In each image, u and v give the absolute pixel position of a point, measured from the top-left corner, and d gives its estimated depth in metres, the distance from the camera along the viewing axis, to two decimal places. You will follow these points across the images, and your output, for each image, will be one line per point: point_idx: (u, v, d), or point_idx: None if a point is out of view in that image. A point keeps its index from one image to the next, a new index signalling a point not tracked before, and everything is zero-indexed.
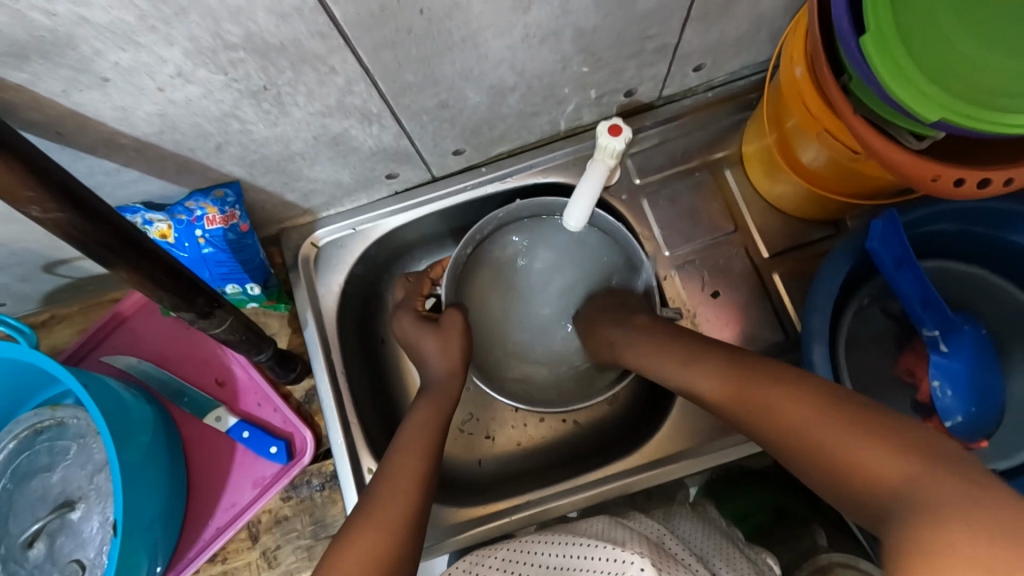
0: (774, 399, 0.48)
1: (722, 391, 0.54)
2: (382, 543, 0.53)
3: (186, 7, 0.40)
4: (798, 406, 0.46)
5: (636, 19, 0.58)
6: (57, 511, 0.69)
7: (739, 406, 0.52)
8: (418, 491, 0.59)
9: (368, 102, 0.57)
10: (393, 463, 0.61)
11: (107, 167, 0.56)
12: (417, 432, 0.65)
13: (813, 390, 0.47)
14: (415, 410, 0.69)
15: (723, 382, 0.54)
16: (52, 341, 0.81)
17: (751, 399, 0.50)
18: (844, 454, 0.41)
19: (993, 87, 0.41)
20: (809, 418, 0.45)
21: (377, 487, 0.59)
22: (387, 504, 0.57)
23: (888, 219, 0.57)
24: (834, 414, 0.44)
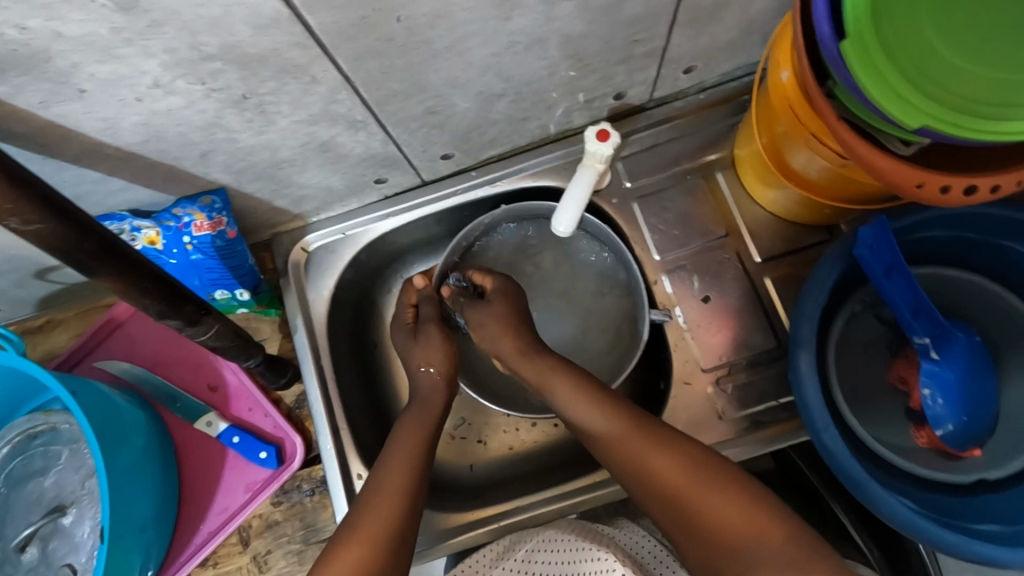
0: (659, 461, 0.57)
1: (614, 442, 0.61)
2: (363, 559, 0.54)
3: (161, 20, 0.40)
4: (680, 471, 0.56)
5: (622, 24, 0.58)
6: (50, 515, 0.69)
7: (631, 460, 0.59)
8: (402, 503, 0.59)
9: (352, 110, 0.57)
10: (380, 474, 0.62)
11: (93, 176, 0.56)
12: (405, 442, 0.66)
13: (689, 455, 0.57)
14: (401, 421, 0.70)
15: (619, 432, 0.61)
16: (46, 346, 0.81)
17: (642, 457, 0.58)
18: (725, 525, 0.51)
19: (977, 93, 0.40)
20: (687, 483, 0.55)
21: (362, 500, 0.60)
22: (372, 516, 0.58)
23: (878, 226, 0.56)
24: (706, 479, 0.54)
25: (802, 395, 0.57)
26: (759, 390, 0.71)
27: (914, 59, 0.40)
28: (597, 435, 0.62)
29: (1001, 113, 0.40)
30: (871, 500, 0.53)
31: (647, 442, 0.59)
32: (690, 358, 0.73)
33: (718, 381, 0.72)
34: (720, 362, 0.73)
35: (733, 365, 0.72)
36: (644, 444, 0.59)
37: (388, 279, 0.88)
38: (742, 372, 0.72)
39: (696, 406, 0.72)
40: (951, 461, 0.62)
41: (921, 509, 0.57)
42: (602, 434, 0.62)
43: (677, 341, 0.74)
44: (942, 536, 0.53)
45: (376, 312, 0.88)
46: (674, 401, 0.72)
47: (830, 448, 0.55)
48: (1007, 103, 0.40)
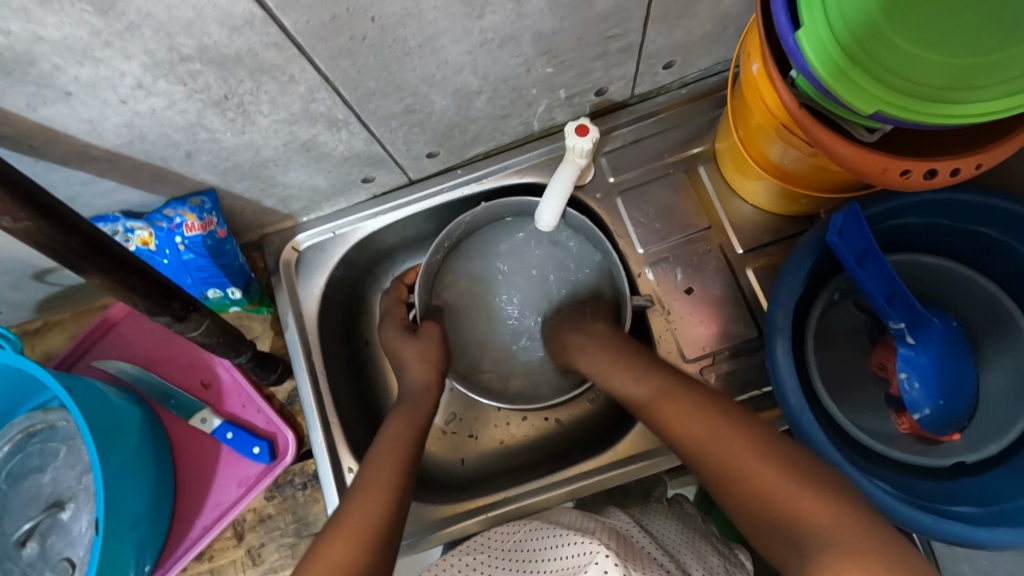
0: (715, 435, 0.53)
1: (670, 418, 0.57)
2: (350, 552, 0.54)
3: (137, 22, 0.42)
4: (741, 445, 0.51)
5: (595, 20, 0.59)
6: (48, 510, 0.71)
7: (684, 434, 0.55)
8: (388, 500, 0.60)
9: (333, 109, 0.59)
10: (365, 474, 0.63)
11: (83, 178, 0.58)
12: (393, 443, 0.67)
13: (756, 434, 0.52)
14: (390, 420, 0.71)
15: (675, 406, 0.57)
16: (45, 347, 0.83)
17: (699, 430, 0.54)
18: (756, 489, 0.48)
19: (935, 74, 0.41)
20: (749, 460, 0.50)
21: (348, 499, 0.60)
22: (358, 514, 0.58)
23: (850, 213, 0.57)
24: (770, 458, 0.49)
25: (778, 381, 0.58)
26: (743, 380, 0.72)
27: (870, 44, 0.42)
28: (647, 408, 0.61)
29: (957, 97, 0.41)
30: (850, 485, 0.54)
31: (706, 417, 0.55)
32: (674, 349, 0.74)
33: (701, 371, 0.73)
34: (704, 353, 0.73)
35: (717, 355, 0.73)
36: (701, 419, 0.55)
37: (378, 277, 0.89)
38: (725, 362, 0.73)
39: None
40: (931, 447, 0.62)
41: (898, 492, 0.57)
42: (660, 407, 0.59)
43: (661, 332, 0.75)
44: (919, 517, 0.53)
45: (367, 309, 0.90)
46: None
47: (805, 432, 0.55)
48: (967, 87, 0.41)
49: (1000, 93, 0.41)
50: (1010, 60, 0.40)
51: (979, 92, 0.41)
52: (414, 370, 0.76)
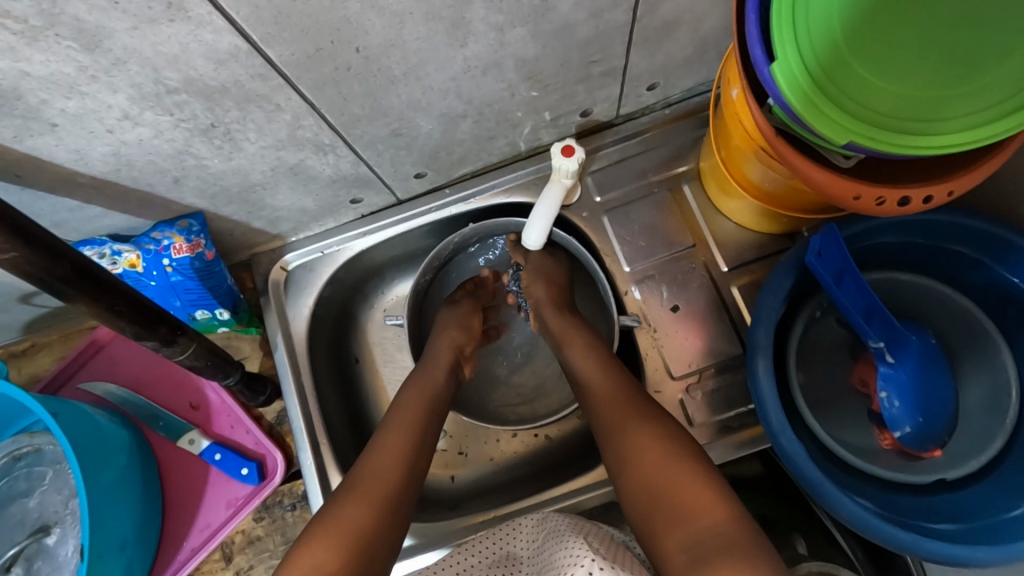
0: (656, 458, 0.56)
1: (619, 432, 0.60)
2: (328, 560, 0.51)
3: (123, 58, 0.42)
4: (676, 470, 0.54)
5: (577, 45, 0.60)
6: (33, 536, 0.71)
7: (626, 449, 0.58)
8: (372, 507, 0.56)
9: (319, 134, 0.59)
10: (354, 479, 0.59)
11: (70, 205, 0.58)
12: (388, 446, 0.62)
13: (688, 460, 0.55)
14: (388, 424, 0.65)
15: (626, 420, 0.60)
16: (32, 369, 0.83)
17: (643, 450, 0.57)
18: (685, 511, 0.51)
19: (900, 110, 0.43)
20: (680, 481, 0.53)
21: (332, 501, 0.57)
22: (338, 522, 0.54)
23: (828, 235, 0.58)
24: (698, 483, 0.53)
25: (761, 399, 0.59)
26: (728, 396, 0.73)
27: (841, 81, 0.43)
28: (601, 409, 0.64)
29: (922, 129, 0.43)
30: (832, 503, 0.55)
31: (658, 437, 0.58)
32: (661, 366, 0.75)
33: (688, 389, 0.74)
34: (690, 370, 0.74)
35: (703, 372, 0.74)
36: (647, 436, 0.58)
37: (368, 295, 0.90)
38: (711, 380, 0.74)
39: None
40: (913, 462, 0.63)
41: (878, 510, 0.58)
42: (612, 418, 0.62)
43: (648, 349, 0.76)
44: (899, 535, 0.54)
45: (356, 327, 0.90)
46: None
47: (787, 452, 0.56)
48: (932, 121, 0.43)
49: (961, 127, 0.42)
50: (966, 96, 0.42)
51: (947, 124, 0.43)
52: None
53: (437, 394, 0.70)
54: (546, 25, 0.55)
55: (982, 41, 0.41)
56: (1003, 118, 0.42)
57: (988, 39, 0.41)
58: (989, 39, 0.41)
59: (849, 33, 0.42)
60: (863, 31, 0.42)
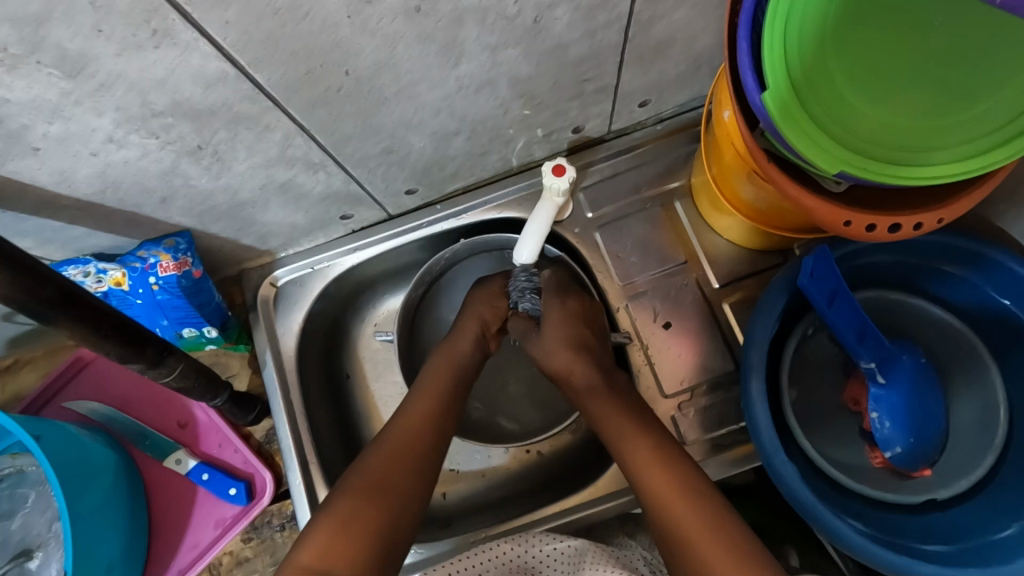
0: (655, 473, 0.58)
1: (621, 442, 0.62)
2: (366, 508, 0.54)
3: (108, 82, 0.41)
4: (672, 489, 0.56)
5: (569, 65, 0.60)
6: (15, 559, 0.69)
7: (628, 459, 0.60)
8: (404, 464, 0.58)
9: (309, 153, 0.59)
10: (387, 433, 0.61)
11: (54, 225, 0.57)
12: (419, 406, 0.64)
13: (687, 477, 0.57)
14: (413, 395, 0.66)
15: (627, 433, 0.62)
16: (15, 386, 0.81)
17: (642, 464, 0.59)
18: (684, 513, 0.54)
19: (885, 138, 0.43)
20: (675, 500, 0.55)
21: (367, 452, 0.59)
22: (374, 471, 0.57)
23: (819, 256, 0.58)
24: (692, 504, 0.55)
25: (753, 420, 0.59)
26: (721, 413, 0.73)
27: (830, 111, 0.43)
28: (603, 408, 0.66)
29: (908, 158, 0.43)
30: (825, 526, 0.55)
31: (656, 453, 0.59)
32: (653, 383, 0.75)
33: (680, 406, 0.73)
34: (683, 387, 0.74)
35: (695, 389, 0.74)
36: (647, 450, 0.60)
37: (359, 310, 0.89)
38: (703, 397, 0.73)
39: None
40: (904, 481, 0.63)
41: (869, 531, 0.58)
42: (616, 426, 0.63)
43: (641, 366, 0.76)
44: (892, 558, 0.54)
45: (347, 342, 0.89)
46: None
47: (779, 473, 0.56)
48: (919, 150, 0.43)
49: (948, 157, 0.43)
50: (953, 126, 0.42)
51: (933, 154, 0.43)
52: None
53: (463, 366, 0.71)
54: (538, 46, 0.55)
55: (965, 76, 0.42)
56: (991, 150, 0.42)
57: (970, 74, 0.42)
58: (971, 73, 0.42)
59: (835, 65, 0.43)
60: (849, 64, 0.43)
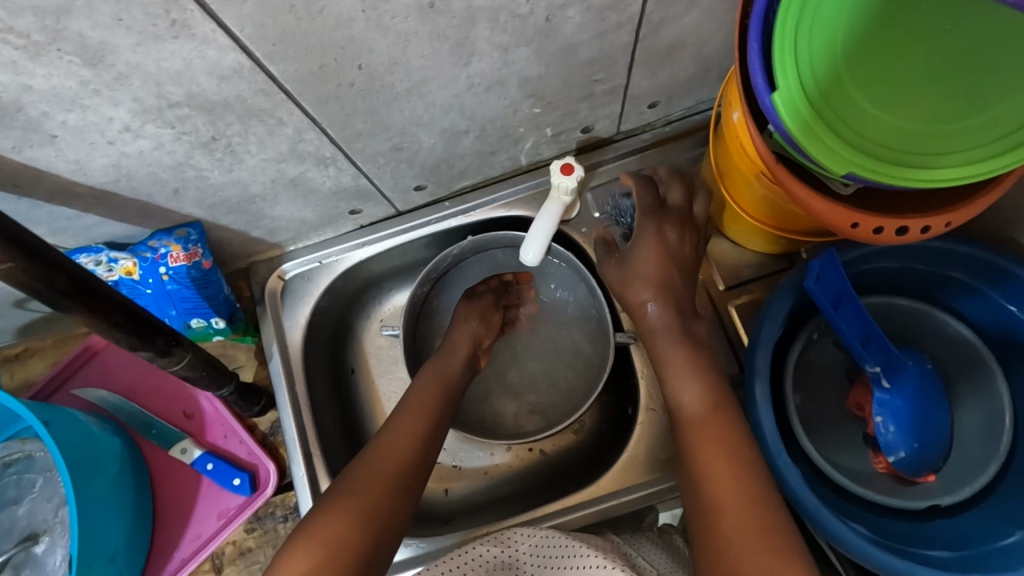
0: (724, 481, 0.51)
1: (691, 439, 0.56)
2: (345, 534, 0.52)
3: (126, 72, 0.42)
4: (741, 504, 0.49)
5: (580, 65, 0.60)
6: (21, 544, 0.70)
7: (695, 461, 0.54)
8: (388, 485, 0.57)
9: (321, 148, 0.59)
10: (371, 454, 0.59)
11: (68, 214, 0.58)
12: (405, 427, 0.62)
13: (746, 471, 0.52)
14: (402, 410, 0.65)
15: (706, 429, 0.55)
16: (25, 373, 0.82)
17: (711, 468, 0.52)
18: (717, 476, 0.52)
19: (895, 140, 0.43)
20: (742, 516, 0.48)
21: (352, 472, 0.57)
22: (357, 493, 0.55)
23: (825, 259, 0.58)
24: (765, 526, 0.48)
25: (756, 421, 0.59)
26: None
27: (841, 113, 0.43)
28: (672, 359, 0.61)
29: (917, 161, 0.43)
30: (826, 528, 0.55)
31: (729, 457, 0.52)
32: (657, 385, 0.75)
33: None
34: None
35: None
36: (718, 450, 0.53)
37: (365, 305, 0.89)
38: None
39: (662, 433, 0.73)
40: (908, 487, 0.63)
41: (871, 536, 0.58)
42: (693, 424, 0.57)
43: (645, 367, 0.76)
44: (892, 563, 0.54)
45: (353, 337, 0.89)
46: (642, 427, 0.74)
47: (781, 474, 0.56)
48: (926, 153, 0.43)
49: (953, 163, 0.43)
50: (959, 132, 0.43)
51: (941, 159, 0.43)
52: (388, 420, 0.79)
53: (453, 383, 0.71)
54: (549, 46, 0.55)
55: (982, 78, 0.42)
56: (1003, 154, 0.42)
57: (987, 76, 0.42)
58: (989, 75, 0.42)
59: (849, 65, 0.43)
60: (864, 63, 0.43)
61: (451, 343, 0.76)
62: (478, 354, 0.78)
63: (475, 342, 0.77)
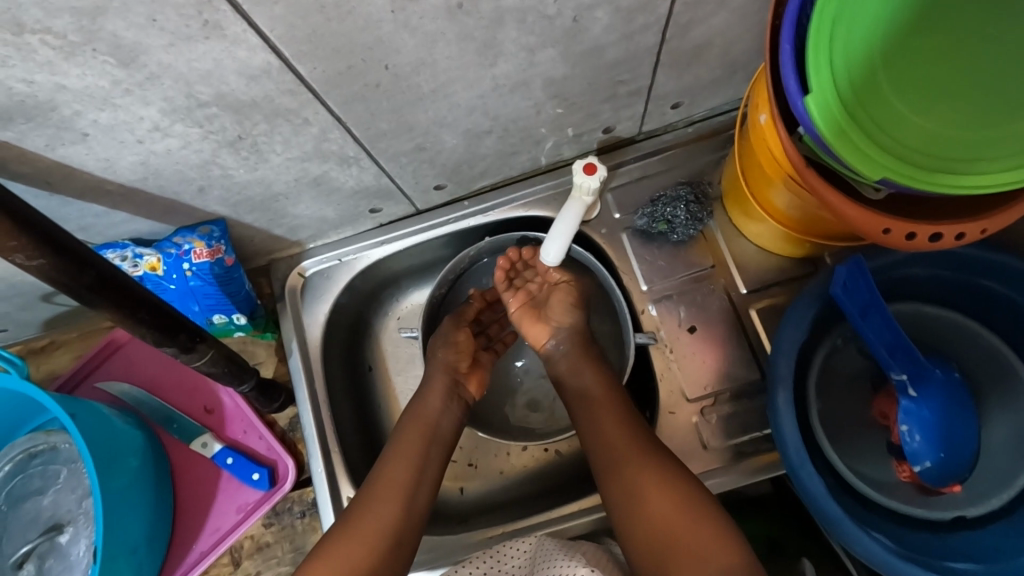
0: (660, 499, 0.59)
1: (619, 463, 0.63)
2: None
3: (157, 73, 0.43)
4: (677, 513, 0.57)
5: (605, 66, 0.60)
6: (46, 533, 0.72)
7: (627, 485, 0.61)
8: (373, 548, 0.59)
9: (344, 147, 0.60)
10: (353, 515, 0.61)
11: (96, 211, 0.59)
12: (392, 479, 0.64)
13: (665, 467, 0.61)
14: (392, 453, 0.66)
15: (630, 458, 0.62)
16: (50, 366, 0.84)
17: (645, 490, 0.60)
18: (642, 486, 0.60)
19: (933, 146, 0.42)
20: (681, 525, 0.56)
21: (341, 526, 0.60)
22: (336, 559, 0.57)
23: (853, 265, 0.57)
24: (704, 530, 0.55)
25: (778, 428, 0.58)
26: (744, 421, 0.72)
27: (872, 112, 0.42)
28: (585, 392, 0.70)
29: (955, 167, 0.42)
30: (850, 539, 0.54)
31: (655, 477, 0.60)
32: (676, 388, 0.74)
33: (703, 412, 0.73)
34: (705, 393, 0.73)
35: (718, 395, 0.73)
36: (645, 471, 0.61)
37: (383, 303, 0.90)
38: (726, 404, 0.73)
39: (680, 437, 0.73)
40: (933, 498, 0.62)
41: (896, 547, 0.57)
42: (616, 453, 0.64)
43: (663, 371, 0.75)
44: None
45: (370, 335, 0.90)
46: (661, 430, 0.73)
47: (804, 484, 0.56)
48: (964, 158, 0.42)
49: (993, 169, 0.42)
50: (999, 137, 0.41)
51: (979, 165, 0.42)
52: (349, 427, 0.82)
53: (439, 427, 0.70)
54: (575, 47, 0.55)
55: (1018, 85, 0.41)
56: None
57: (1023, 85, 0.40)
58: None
59: (885, 65, 0.42)
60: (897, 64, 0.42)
61: (428, 378, 0.74)
62: (463, 384, 0.75)
63: (453, 369, 0.74)
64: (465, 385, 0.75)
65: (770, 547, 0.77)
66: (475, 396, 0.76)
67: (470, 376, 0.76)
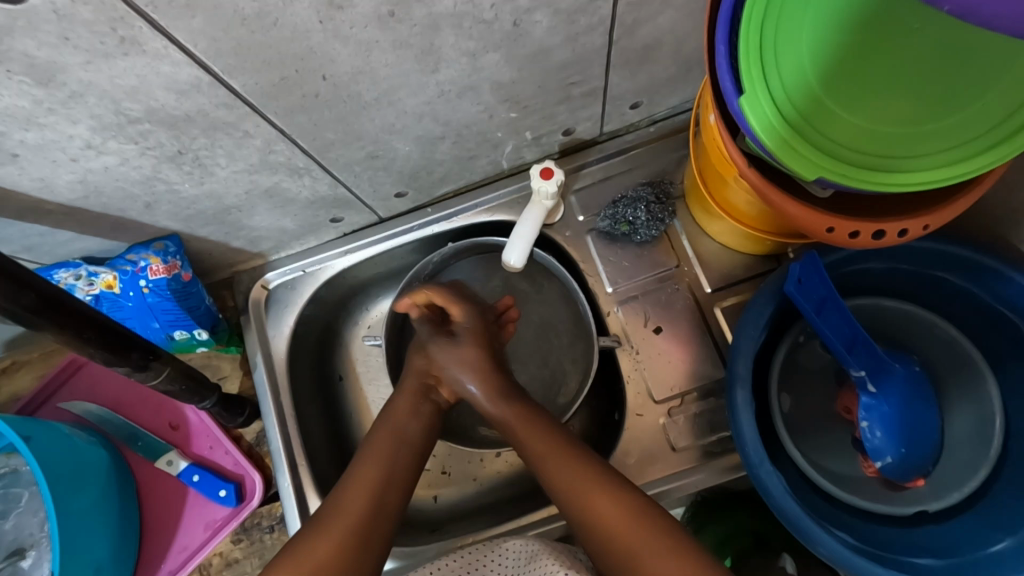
0: (605, 506, 0.58)
1: (552, 476, 0.62)
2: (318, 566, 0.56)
3: (80, 91, 0.42)
4: (621, 516, 0.57)
5: (553, 69, 0.59)
6: (8, 558, 0.71)
7: (569, 494, 0.60)
8: (342, 552, 0.57)
9: (292, 158, 0.59)
10: (327, 514, 0.60)
11: (40, 231, 0.58)
12: (369, 467, 0.63)
13: (597, 472, 0.60)
14: (370, 440, 0.67)
15: (558, 466, 0.62)
16: (12, 387, 0.83)
17: (584, 496, 0.59)
18: (582, 497, 0.59)
19: (863, 142, 0.42)
20: (630, 529, 0.56)
21: (319, 514, 0.60)
22: (306, 559, 0.56)
23: (808, 262, 0.57)
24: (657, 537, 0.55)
25: (737, 429, 0.57)
26: (712, 420, 0.72)
27: (825, 130, 0.43)
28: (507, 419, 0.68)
29: (884, 163, 0.43)
30: (811, 540, 0.54)
31: (587, 480, 0.60)
32: (643, 390, 0.74)
33: (670, 412, 0.73)
34: (673, 394, 0.73)
35: (686, 396, 0.73)
36: (579, 479, 0.60)
37: (352, 312, 0.89)
38: (694, 404, 0.72)
39: (648, 438, 0.72)
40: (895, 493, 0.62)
41: (857, 544, 0.57)
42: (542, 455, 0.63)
43: (630, 373, 0.75)
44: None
45: (340, 345, 0.89)
46: (628, 432, 0.73)
47: (765, 484, 0.55)
48: (890, 155, 0.42)
49: (920, 167, 0.42)
50: (928, 134, 0.42)
51: (905, 163, 0.42)
52: (319, 437, 0.81)
53: (403, 428, 0.68)
54: (519, 51, 0.54)
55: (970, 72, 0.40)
56: (1006, 143, 0.41)
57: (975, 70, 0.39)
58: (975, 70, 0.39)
59: (825, 79, 0.42)
60: (843, 75, 0.42)
61: (402, 382, 0.72)
62: (435, 389, 0.73)
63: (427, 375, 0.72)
64: (438, 391, 0.73)
65: (755, 543, 0.76)
66: (449, 401, 0.74)
67: (444, 381, 0.73)
